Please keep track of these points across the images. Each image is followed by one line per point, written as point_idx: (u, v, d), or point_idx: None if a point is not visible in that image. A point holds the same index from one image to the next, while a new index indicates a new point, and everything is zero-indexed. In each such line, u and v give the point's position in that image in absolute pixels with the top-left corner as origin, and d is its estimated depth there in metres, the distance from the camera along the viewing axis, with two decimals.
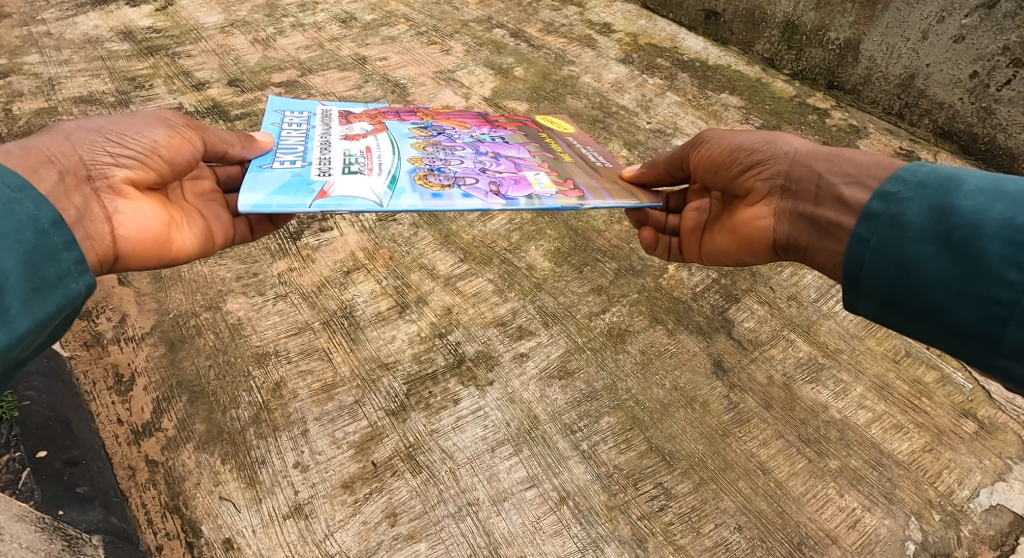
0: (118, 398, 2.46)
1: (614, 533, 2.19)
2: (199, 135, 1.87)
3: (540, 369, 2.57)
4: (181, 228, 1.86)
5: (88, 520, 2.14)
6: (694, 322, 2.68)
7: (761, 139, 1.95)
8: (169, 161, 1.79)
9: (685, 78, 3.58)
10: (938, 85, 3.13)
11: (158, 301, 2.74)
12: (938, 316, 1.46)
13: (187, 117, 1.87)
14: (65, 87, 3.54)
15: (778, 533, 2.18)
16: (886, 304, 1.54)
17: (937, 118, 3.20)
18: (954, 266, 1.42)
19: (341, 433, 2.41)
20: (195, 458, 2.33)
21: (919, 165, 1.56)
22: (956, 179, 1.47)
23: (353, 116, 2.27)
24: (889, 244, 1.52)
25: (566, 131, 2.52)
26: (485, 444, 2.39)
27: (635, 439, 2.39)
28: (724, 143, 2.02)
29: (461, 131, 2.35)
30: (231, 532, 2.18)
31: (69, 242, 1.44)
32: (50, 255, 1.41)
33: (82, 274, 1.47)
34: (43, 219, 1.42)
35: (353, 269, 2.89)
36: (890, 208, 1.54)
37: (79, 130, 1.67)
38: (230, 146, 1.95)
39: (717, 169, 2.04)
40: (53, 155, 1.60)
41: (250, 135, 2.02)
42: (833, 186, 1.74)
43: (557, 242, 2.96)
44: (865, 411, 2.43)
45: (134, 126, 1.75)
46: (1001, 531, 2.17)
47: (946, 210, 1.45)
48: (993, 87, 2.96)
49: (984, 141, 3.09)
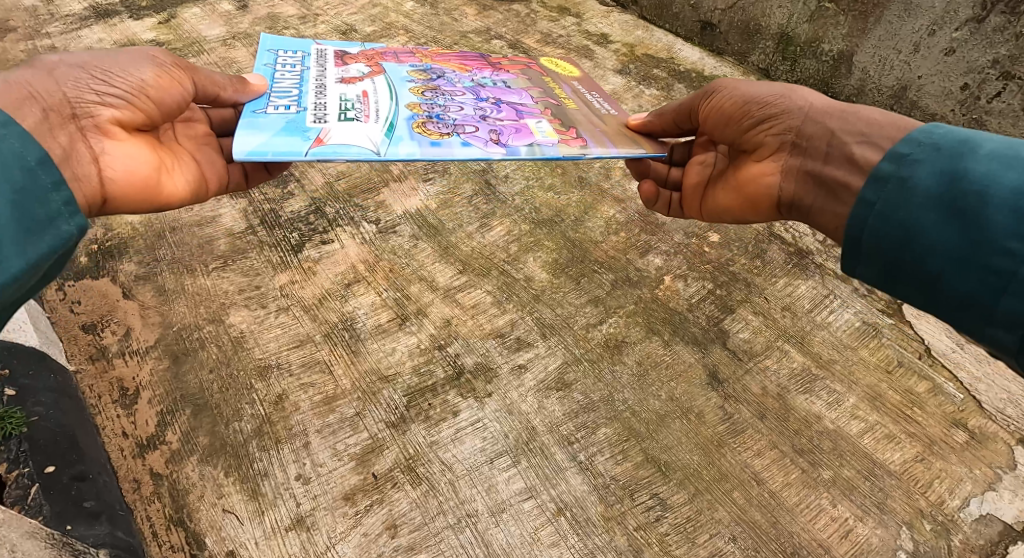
0: (123, 412, 2.52)
1: (610, 544, 2.23)
2: (189, 77, 1.91)
3: (538, 381, 2.60)
4: (172, 171, 1.91)
5: (95, 534, 2.15)
6: (690, 333, 2.71)
7: (776, 92, 1.96)
8: (157, 101, 1.83)
9: (682, 88, 3.61)
10: (930, 96, 3.15)
11: (162, 314, 2.79)
12: (937, 284, 1.49)
13: (176, 57, 1.90)
14: None
15: (772, 543, 2.21)
16: (886, 271, 1.58)
17: None
18: (958, 233, 1.45)
19: (342, 445, 2.45)
20: (199, 471, 2.38)
21: (934, 127, 1.58)
22: (971, 144, 1.50)
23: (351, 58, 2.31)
24: (895, 207, 1.54)
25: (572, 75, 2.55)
26: (484, 455, 2.43)
27: (631, 450, 2.42)
28: (736, 96, 2.02)
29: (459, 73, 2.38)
30: (234, 544, 2.23)
31: (57, 181, 1.49)
32: (39, 195, 1.45)
33: (73, 215, 1.51)
34: (30, 157, 1.46)
35: (354, 281, 2.93)
36: (900, 170, 1.56)
37: (63, 66, 1.70)
38: (223, 89, 1.99)
39: (727, 123, 2.05)
40: (37, 92, 1.63)
41: (243, 78, 2.05)
42: (844, 145, 1.77)
43: (555, 253, 2.99)
44: (858, 421, 2.46)
45: (121, 64, 1.78)
46: (991, 541, 2.20)
47: (956, 176, 1.47)
48: (983, 99, 2.98)
49: None
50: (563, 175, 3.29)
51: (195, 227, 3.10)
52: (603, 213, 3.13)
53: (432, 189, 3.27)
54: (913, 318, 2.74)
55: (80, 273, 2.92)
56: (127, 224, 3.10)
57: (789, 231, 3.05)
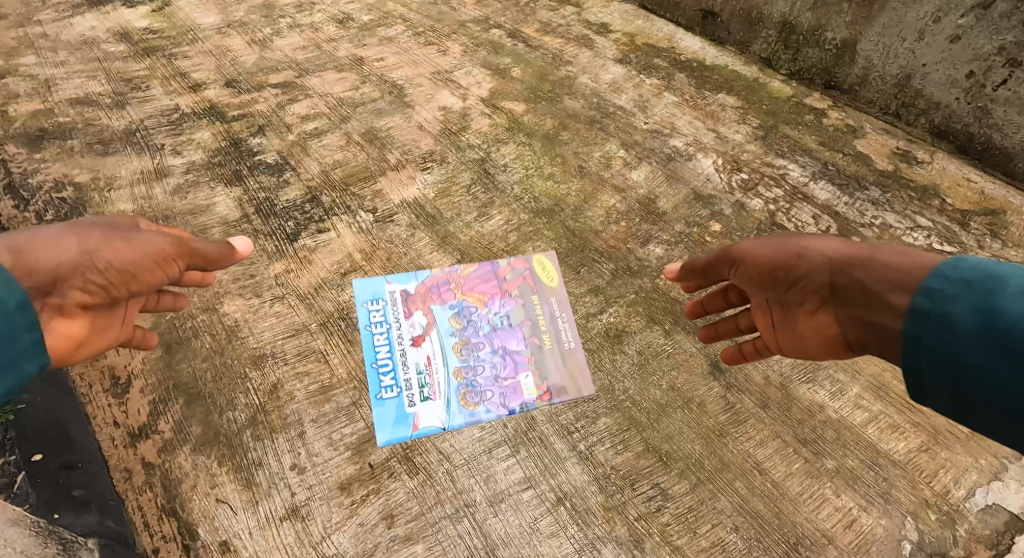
0: (114, 401, 2.45)
1: (611, 535, 2.20)
2: (178, 265, 2.04)
3: (537, 370, 2.57)
4: (105, 329, 1.97)
5: (83, 523, 2.18)
6: (693, 323, 2.69)
7: (793, 248, 1.93)
8: (131, 291, 1.93)
9: (683, 78, 3.59)
10: (935, 85, 3.13)
11: (154, 303, 2.73)
12: (1007, 418, 1.50)
13: (174, 242, 2.00)
14: (62, 89, 3.57)
15: (776, 534, 2.19)
16: (954, 404, 1.57)
17: (934, 118, 3.21)
18: (1013, 373, 1.46)
19: (337, 435, 2.41)
20: (191, 461, 2.33)
21: (960, 260, 1.62)
22: (1000, 279, 1.53)
23: (408, 301, 2.77)
24: (942, 345, 1.55)
25: (555, 285, 2.81)
26: (483, 445, 2.40)
27: (632, 439, 2.39)
28: (757, 259, 2.00)
29: (480, 313, 2.74)
30: (228, 535, 2.19)
31: (30, 324, 1.70)
32: (11, 335, 1.66)
33: (38, 355, 1.73)
34: (9, 302, 1.66)
35: (351, 270, 2.88)
36: (936, 306, 1.59)
37: (61, 234, 1.80)
38: (207, 259, 2.12)
39: (760, 286, 2.02)
40: (30, 261, 1.72)
41: (232, 244, 2.20)
42: (880, 294, 1.71)
43: (554, 243, 2.95)
44: (861, 411, 2.43)
45: (122, 245, 1.88)
46: (999, 531, 2.18)
47: (992, 312, 1.50)
48: (989, 87, 2.96)
49: (981, 141, 3.10)
50: (562, 164, 3.23)
51: (188, 215, 3.04)
52: (603, 202, 3.08)
53: (430, 178, 3.20)
54: None
55: None
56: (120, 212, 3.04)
57: (792, 220, 2.98)
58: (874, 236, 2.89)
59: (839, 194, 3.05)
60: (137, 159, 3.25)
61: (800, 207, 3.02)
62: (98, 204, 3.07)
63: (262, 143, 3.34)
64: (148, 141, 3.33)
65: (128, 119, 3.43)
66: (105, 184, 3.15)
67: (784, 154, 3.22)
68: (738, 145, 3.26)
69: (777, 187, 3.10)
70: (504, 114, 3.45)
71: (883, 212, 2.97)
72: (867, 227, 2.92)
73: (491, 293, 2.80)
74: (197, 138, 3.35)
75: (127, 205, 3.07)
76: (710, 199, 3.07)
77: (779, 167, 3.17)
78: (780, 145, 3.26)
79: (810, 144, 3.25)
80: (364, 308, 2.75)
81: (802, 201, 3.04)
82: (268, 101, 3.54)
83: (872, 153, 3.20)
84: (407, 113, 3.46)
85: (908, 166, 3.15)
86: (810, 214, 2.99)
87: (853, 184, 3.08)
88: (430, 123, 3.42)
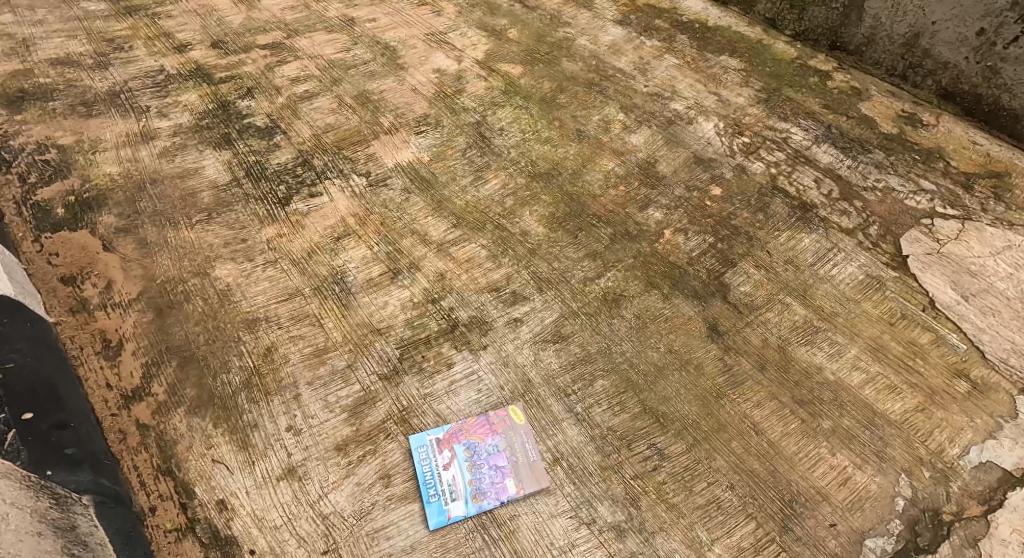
0: (106, 363, 2.47)
1: (607, 493, 2.28)
2: None
3: (534, 333, 2.59)
4: None
5: (77, 481, 2.16)
6: (690, 287, 2.71)
7: None
8: None
9: (685, 40, 3.54)
10: (944, 44, 3.10)
11: (144, 267, 2.70)
12: None
13: None
14: (40, 48, 3.45)
15: (770, 491, 2.29)
16: None
17: (941, 79, 3.18)
18: None
19: (333, 398, 2.44)
20: (186, 422, 2.37)
21: None
22: None
23: (443, 441, 2.36)
24: None
25: (521, 422, 2.40)
26: (480, 408, 2.43)
27: (629, 402, 2.45)
28: None
29: (481, 448, 2.36)
30: (224, 494, 2.25)
31: None
32: None
33: None
34: None
35: (345, 235, 2.84)
36: None
37: None
38: None
39: None
40: None
41: None
42: None
43: (552, 207, 2.93)
44: (859, 372, 2.49)
45: None
46: (990, 487, 2.28)
47: None
48: (1000, 45, 2.95)
49: (989, 102, 3.08)
50: (560, 129, 3.19)
51: (177, 179, 2.97)
52: (602, 165, 3.05)
53: (425, 142, 3.14)
54: (918, 271, 2.70)
55: (59, 224, 2.80)
56: (106, 175, 2.97)
57: (793, 184, 2.97)
58: (875, 199, 2.90)
59: (842, 157, 3.04)
60: (122, 121, 3.16)
61: (802, 170, 3.01)
62: (84, 166, 2.99)
63: (251, 106, 3.26)
64: (132, 103, 3.23)
65: (111, 81, 3.32)
66: (90, 146, 3.06)
67: (786, 118, 3.19)
68: (740, 108, 3.23)
69: (778, 150, 3.08)
70: (500, 77, 3.39)
71: (886, 176, 2.97)
72: (869, 190, 2.93)
73: (484, 428, 2.39)
74: (183, 100, 3.26)
75: (113, 168, 3.00)
76: (711, 162, 3.05)
77: (781, 130, 3.15)
78: (782, 108, 3.23)
79: (813, 107, 3.22)
80: (418, 454, 2.34)
81: (804, 165, 3.03)
82: (256, 62, 3.44)
83: (877, 116, 3.18)
84: (400, 76, 3.39)
85: (913, 129, 3.12)
86: (811, 178, 2.98)
87: (856, 147, 3.07)
88: (424, 85, 3.35)
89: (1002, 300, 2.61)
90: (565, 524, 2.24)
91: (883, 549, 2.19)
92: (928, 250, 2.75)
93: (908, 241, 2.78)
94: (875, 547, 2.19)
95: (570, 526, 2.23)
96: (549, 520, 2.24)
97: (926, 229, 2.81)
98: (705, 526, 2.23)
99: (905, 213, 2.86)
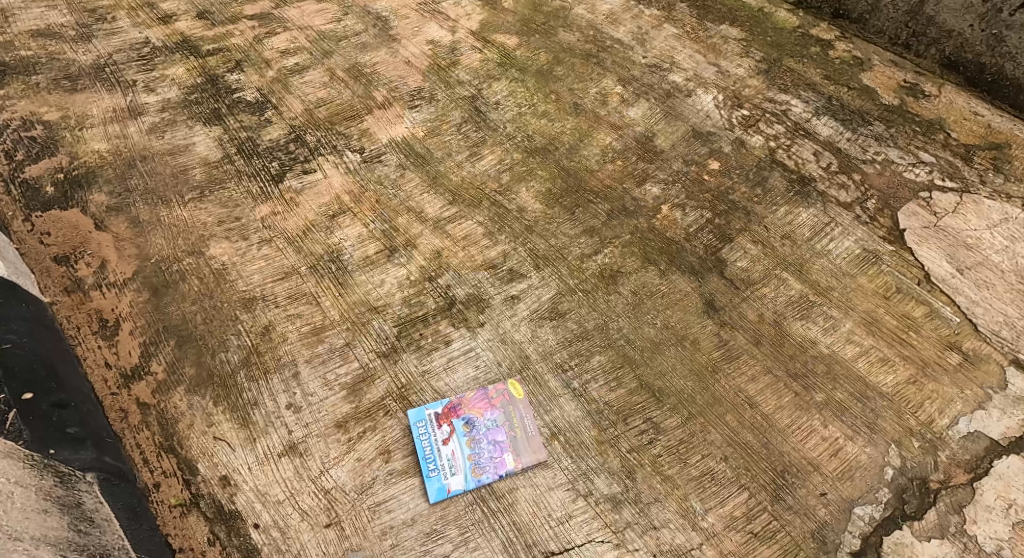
0: (105, 343, 2.48)
1: (604, 466, 2.33)
2: None
3: (532, 310, 2.61)
4: None
5: (81, 459, 2.16)
6: (687, 262, 2.71)
7: None
8: None
9: (684, 8, 3.47)
10: (949, 11, 3.06)
11: (138, 246, 2.68)
12: None
13: None
14: (20, 19, 3.36)
15: (763, 462, 2.34)
16: None
17: (945, 48, 3.14)
18: None
19: (332, 375, 2.46)
20: (187, 401, 2.39)
21: None
22: None
23: (442, 416, 2.39)
24: None
25: (520, 396, 2.43)
26: (478, 384, 2.46)
27: (625, 376, 2.48)
28: None
29: (480, 423, 2.39)
30: (227, 470, 2.29)
31: None
32: None
33: None
34: None
35: (340, 213, 2.82)
36: None
37: None
38: None
39: None
40: None
41: None
42: None
43: (549, 183, 2.91)
44: (852, 346, 2.53)
45: None
46: (977, 456, 2.33)
47: None
48: (1006, 11, 2.92)
49: (992, 71, 3.05)
50: (557, 102, 3.14)
51: (167, 156, 2.93)
52: (599, 139, 3.03)
53: (419, 116, 3.10)
54: (913, 244, 2.72)
55: (48, 203, 2.76)
56: (94, 152, 2.92)
57: (793, 157, 2.96)
58: (874, 172, 2.90)
59: (842, 130, 3.02)
60: (108, 96, 3.09)
61: (802, 143, 2.99)
62: (71, 143, 2.94)
63: (240, 80, 3.19)
64: (118, 77, 3.16)
65: (94, 53, 3.24)
66: (76, 122, 3.00)
67: (787, 89, 3.15)
68: (740, 79, 3.19)
69: (778, 123, 3.06)
70: (496, 48, 3.32)
71: (885, 148, 2.95)
72: (868, 163, 2.92)
73: (483, 403, 2.42)
74: (170, 74, 3.19)
75: (101, 144, 2.94)
76: (710, 136, 3.03)
77: (781, 102, 3.12)
78: (783, 79, 3.19)
79: (814, 78, 3.18)
80: (417, 429, 2.36)
81: (803, 138, 3.01)
82: (244, 34, 3.36)
83: (878, 86, 3.14)
84: (393, 48, 3.32)
85: (914, 100, 3.10)
86: (811, 151, 2.97)
87: (856, 119, 3.04)
88: (417, 57, 3.29)
89: (997, 273, 2.63)
90: (562, 495, 2.29)
91: (871, 516, 2.25)
92: (924, 223, 2.76)
93: (905, 215, 2.79)
94: (863, 515, 2.26)
95: (567, 498, 2.28)
96: (547, 492, 2.29)
97: (924, 202, 2.81)
98: (699, 497, 2.28)
99: (904, 187, 2.86)
